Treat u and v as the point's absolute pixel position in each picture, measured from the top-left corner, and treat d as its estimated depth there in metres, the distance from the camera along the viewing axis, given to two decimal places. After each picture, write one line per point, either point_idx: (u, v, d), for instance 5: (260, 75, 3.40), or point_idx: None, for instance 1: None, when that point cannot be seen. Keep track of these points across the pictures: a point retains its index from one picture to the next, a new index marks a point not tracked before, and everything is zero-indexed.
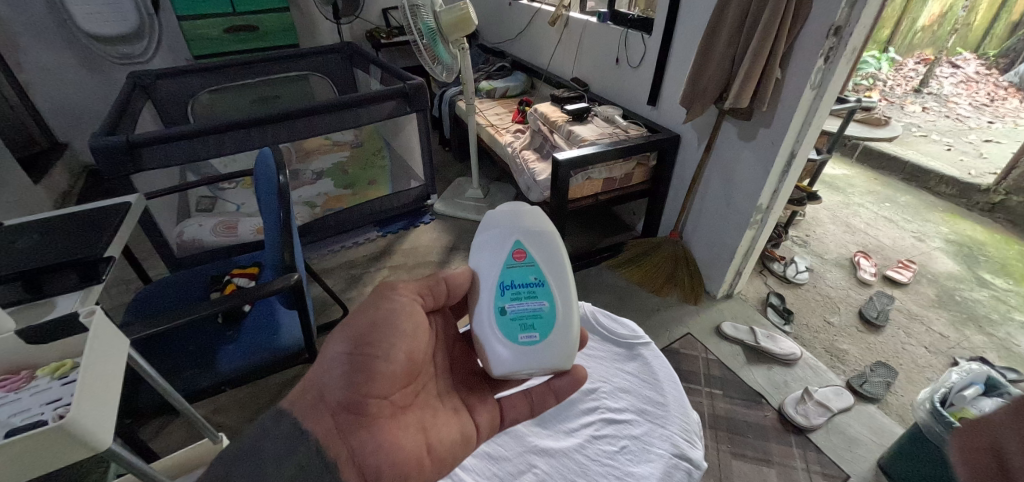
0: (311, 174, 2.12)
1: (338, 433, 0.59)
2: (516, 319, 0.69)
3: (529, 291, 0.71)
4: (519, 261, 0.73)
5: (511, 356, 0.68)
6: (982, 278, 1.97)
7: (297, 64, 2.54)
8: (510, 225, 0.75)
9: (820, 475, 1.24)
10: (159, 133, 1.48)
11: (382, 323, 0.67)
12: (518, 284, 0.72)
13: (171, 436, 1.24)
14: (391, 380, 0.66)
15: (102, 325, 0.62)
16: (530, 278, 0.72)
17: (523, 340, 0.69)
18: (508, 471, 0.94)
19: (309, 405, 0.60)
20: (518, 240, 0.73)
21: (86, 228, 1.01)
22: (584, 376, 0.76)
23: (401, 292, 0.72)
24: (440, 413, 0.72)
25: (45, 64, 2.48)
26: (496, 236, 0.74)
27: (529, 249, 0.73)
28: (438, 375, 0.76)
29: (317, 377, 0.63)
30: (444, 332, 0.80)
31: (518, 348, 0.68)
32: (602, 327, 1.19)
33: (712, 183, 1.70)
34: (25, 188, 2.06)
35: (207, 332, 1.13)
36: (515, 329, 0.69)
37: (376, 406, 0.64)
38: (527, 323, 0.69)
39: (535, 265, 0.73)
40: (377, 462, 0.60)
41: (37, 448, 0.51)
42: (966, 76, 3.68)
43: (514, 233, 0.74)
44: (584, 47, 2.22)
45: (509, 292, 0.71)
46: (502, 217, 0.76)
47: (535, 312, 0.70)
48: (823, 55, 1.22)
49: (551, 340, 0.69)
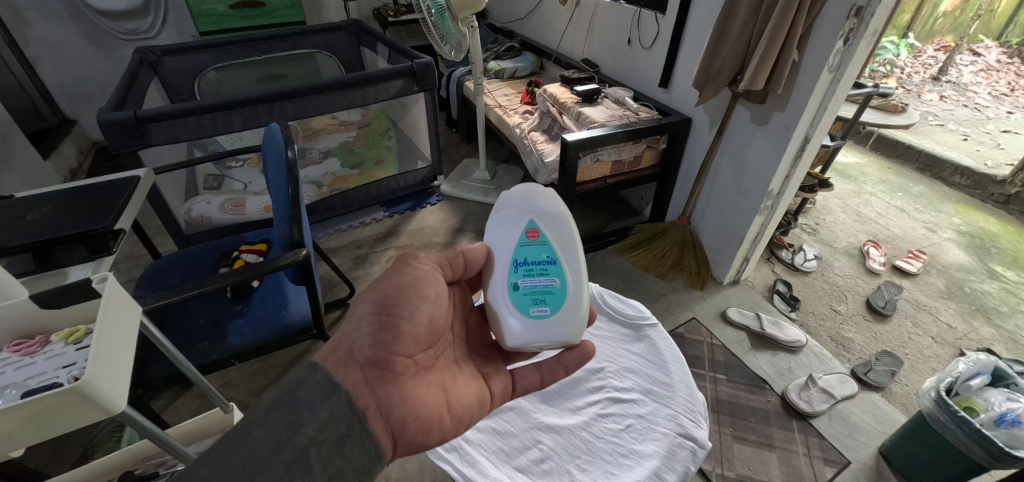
0: (318, 152, 2.02)
1: (367, 386, 0.60)
2: (528, 293, 0.69)
3: (541, 268, 0.71)
4: (532, 240, 0.72)
5: (523, 328, 0.68)
6: (993, 270, 1.94)
7: (303, 41, 2.51)
8: (523, 206, 0.74)
9: (821, 460, 1.24)
10: (167, 108, 1.46)
11: (406, 288, 0.68)
12: (531, 261, 0.71)
13: (183, 408, 1.26)
14: (414, 341, 0.67)
15: (116, 290, 0.62)
16: (543, 257, 0.71)
17: (534, 313, 0.69)
18: (514, 446, 0.97)
19: (340, 360, 0.61)
20: (532, 220, 0.73)
21: (95, 199, 1.02)
22: (593, 351, 0.78)
23: (422, 261, 0.74)
24: (459, 376, 0.73)
25: (50, 38, 2.46)
26: (510, 216, 0.74)
27: (543, 228, 0.73)
28: (455, 342, 0.77)
29: (346, 334, 0.64)
30: (461, 303, 0.81)
31: (529, 322, 0.68)
32: (609, 308, 1.19)
33: (723, 167, 1.67)
34: (34, 164, 2.07)
35: (216, 306, 1.14)
36: (526, 302, 0.69)
37: (401, 364, 0.65)
38: (539, 299, 0.69)
39: (548, 244, 0.72)
40: (402, 414, 0.62)
41: (54, 406, 0.51)
42: (986, 64, 3.56)
43: (529, 213, 0.73)
44: (595, 27, 2.17)
45: (522, 269, 0.71)
46: (517, 197, 0.76)
47: (545, 288, 0.69)
48: (842, 36, 1.18)
49: (561, 315, 0.69)
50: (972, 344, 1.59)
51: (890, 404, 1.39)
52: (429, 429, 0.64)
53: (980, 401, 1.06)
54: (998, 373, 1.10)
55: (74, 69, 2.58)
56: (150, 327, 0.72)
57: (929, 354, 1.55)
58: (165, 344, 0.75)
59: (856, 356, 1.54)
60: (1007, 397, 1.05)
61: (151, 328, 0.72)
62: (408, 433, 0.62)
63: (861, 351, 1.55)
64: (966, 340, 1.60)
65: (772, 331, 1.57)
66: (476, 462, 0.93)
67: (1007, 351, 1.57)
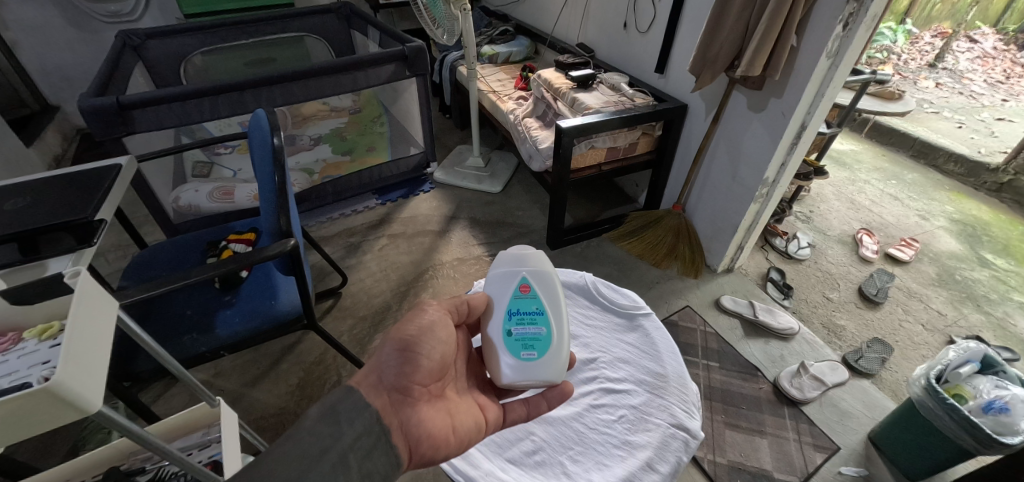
0: (309, 139, 2.03)
1: (391, 408, 0.60)
2: (517, 335, 0.73)
3: (531, 317, 0.75)
4: (524, 293, 0.77)
5: (512, 369, 0.70)
6: (984, 258, 1.95)
7: (291, 25, 2.44)
8: (517, 264, 0.80)
9: (812, 446, 1.26)
10: (150, 94, 1.42)
11: (425, 330, 0.67)
12: (522, 311, 0.75)
13: (173, 399, 1.26)
14: (430, 371, 0.66)
15: (89, 285, 0.59)
16: (535, 308, 0.76)
17: (523, 356, 0.71)
18: (507, 438, 0.95)
19: (367, 384, 0.61)
20: (525, 276, 0.78)
21: (77, 189, 0.98)
22: (571, 390, 0.76)
23: (435, 306, 0.72)
24: (464, 403, 0.72)
25: (30, 21, 2.38)
26: (504, 272, 0.79)
27: (534, 283, 0.78)
28: (460, 373, 0.76)
29: (372, 362, 0.63)
30: (466, 344, 0.79)
31: (516, 361, 0.71)
32: (602, 297, 1.15)
33: (717, 155, 1.66)
34: (16, 151, 2.02)
35: (204, 296, 1.12)
36: (517, 346, 0.72)
37: (419, 391, 0.65)
38: (529, 343, 0.72)
39: (538, 298, 0.77)
40: (419, 433, 0.61)
41: (23, 408, 0.49)
42: (983, 51, 3.54)
43: (522, 269, 0.79)
44: (591, 10, 2.13)
45: (515, 316, 0.74)
46: (510, 257, 0.82)
47: (534, 333, 0.73)
48: (841, 21, 1.16)
49: (547, 359, 0.71)
50: (962, 332, 1.60)
51: (881, 390, 1.40)
52: (438, 447, 0.64)
53: (969, 389, 1.07)
54: (988, 361, 1.11)
55: (55, 54, 2.50)
56: (138, 330, 0.69)
57: (919, 342, 1.56)
58: (155, 346, 0.72)
59: (848, 343, 1.55)
60: (997, 384, 1.05)
61: (137, 331, 0.68)
62: (422, 449, 0.62)
63: (853, 339, 1.56)
64: (955, 327, 1.62)
65: (765, 318, 1.58)
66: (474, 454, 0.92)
67: (996, 339, 1.58)
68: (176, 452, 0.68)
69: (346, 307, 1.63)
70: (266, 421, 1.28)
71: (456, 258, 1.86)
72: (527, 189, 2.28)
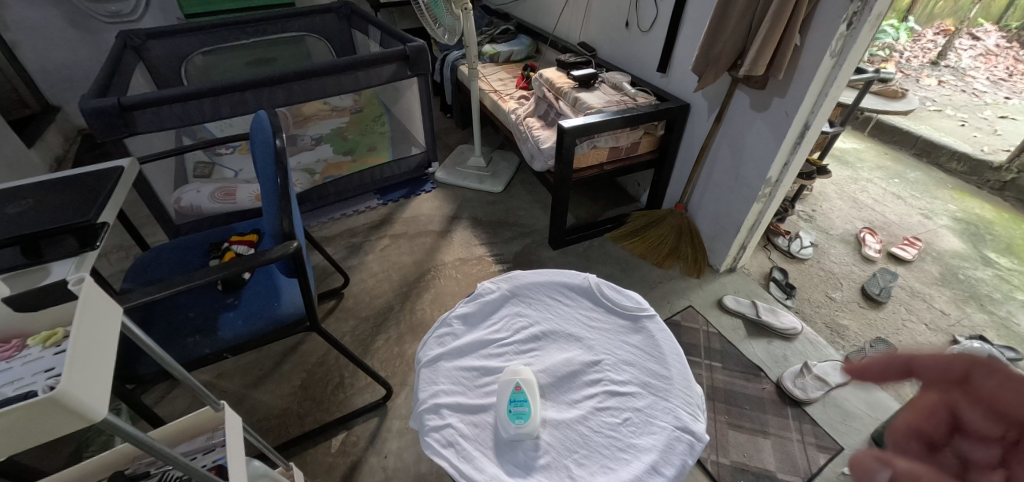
0: (310, 139, 2.03)
1: None
2: (509, 409, 0.87)
3: (518, 406, 0.88)
4: (517, 391, 0.90)
5: (509, 434, 0.86)
6: (987, 257, 1.94)
7: (292, 25, 2.43)
8: (511, 370, 0.95)
9: (814, 447, 1.26)
10: (152, 95, 1.42)
11: None
12: (515, 403, 0.88)
13: (176, 401, 1.26)
14: None
15: (93, 292, 0.59)
16: (522, 392, 0.89)
17: (512, 422, 0.86)
18: (510, 440, 0.86)
19: None
20: (518, 380, 0.92)
21: (78, 191, 0.98)
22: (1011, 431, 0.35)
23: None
24: None
25: (31, 22, 2.38)
26: (504, 378, 0.94)
27: (524, 385, 0.91)
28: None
29: None
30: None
31: (514, 430, 0.86)
32: (605, 298, 1.11)
33: (721, 153, 1.65)
34: (18, 153, 2.02)
35: (207, 299, 1.12)
36: (509, 416, 0.87)
37: None
38: (516, 411, 0.87)
39: (524, 395, 0.89)
40: None
41: (27, 417, 0.49)
42: (986, 48, 3.53)
43: (515, 377, 0.93)
44: (592, 10, 2.13)
45: (506, 398, 0.89)
46: (509, 368, 0.96)
47: (521, 404, 0.88)
48: (846, 20, 1.15)
49: (533, 420, 0.87)
50: (965, 331, 1.60)
51: (884, 390, 1.40)
52: None
53: None
54: None
55: (55, 54, 2.50)
56: (149, 342, 0.68)
57: (923, 341, 1.56)
58: (165, 355, 0.72)
59: (851, 343, 1.54)
60: None
61: (147, 343, 0.68)
62: None
63: (856, 339, 1.56)
64: (959, 326, 1.61)
65: (768, 318, 1.58)
66: (473, 457, 0.84)
67: (1000, 338, 1.58)
68: (184, 459, 0.68)
69: (348, 308, 1.63)
70: (269, 422, 1.28)
71: (458, 258, 1.86)
72: (529, 189, 2.28)
